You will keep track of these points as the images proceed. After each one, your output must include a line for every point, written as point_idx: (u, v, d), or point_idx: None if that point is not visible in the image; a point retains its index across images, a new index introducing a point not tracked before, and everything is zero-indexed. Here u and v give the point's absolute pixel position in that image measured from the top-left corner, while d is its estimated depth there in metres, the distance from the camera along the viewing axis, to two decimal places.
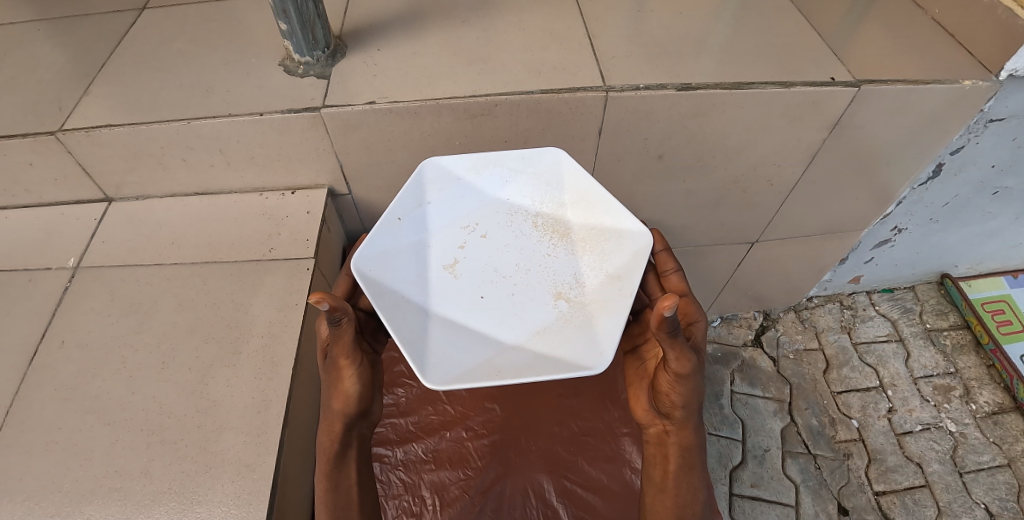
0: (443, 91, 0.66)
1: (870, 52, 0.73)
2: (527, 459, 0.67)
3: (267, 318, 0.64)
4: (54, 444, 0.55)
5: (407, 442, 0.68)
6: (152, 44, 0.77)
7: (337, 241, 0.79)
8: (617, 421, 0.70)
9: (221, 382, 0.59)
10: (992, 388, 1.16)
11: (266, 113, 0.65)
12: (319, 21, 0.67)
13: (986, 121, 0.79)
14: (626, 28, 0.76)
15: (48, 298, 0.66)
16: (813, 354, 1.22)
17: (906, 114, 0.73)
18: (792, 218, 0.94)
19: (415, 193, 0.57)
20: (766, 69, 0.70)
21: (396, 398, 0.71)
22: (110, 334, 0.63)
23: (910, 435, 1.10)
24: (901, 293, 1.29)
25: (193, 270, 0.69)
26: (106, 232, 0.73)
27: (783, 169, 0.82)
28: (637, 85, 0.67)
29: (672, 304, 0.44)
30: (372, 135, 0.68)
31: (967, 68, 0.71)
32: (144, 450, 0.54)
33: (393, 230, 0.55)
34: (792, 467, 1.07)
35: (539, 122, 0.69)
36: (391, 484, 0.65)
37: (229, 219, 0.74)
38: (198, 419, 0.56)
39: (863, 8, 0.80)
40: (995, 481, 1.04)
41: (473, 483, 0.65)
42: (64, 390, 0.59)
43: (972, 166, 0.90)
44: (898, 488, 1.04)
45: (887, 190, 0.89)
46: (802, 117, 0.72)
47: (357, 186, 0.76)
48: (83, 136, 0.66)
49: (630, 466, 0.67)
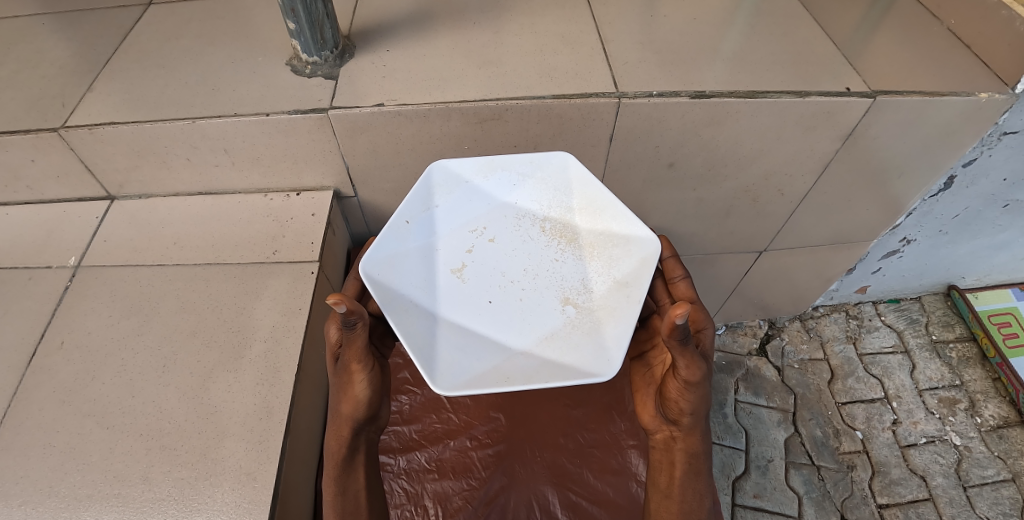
0: (453, 94, 0.65)
1: (886, 62, 0.72)
2: (532, 471, 0.66)
3: (270, 322, 0.63)
4: (51, 448, 0.54)
5: (410, 451, 0.67)
6: (157, 40, 0.76)
7: (341, 244, 0.78)
8: (624, 433, 0.69)
9: (223, 387, 0.58)
10: (997, 402, 1.15)
11: (272, 113, 0.64)
12: (327, 21, 0.66)
13: (1001, 134, 0.78)
14: (638, 33, 0.75)
15: (47, 297, 0.65)
16: (818, 365, 1.21)
17: (921, 125, 0.72)
18: (802, 228, 0.93)
19: (423, 196, 0.56)
20: (780, 77, 0.69)
21: (399, 406, 0.70)
22: (111, 336, 0.62)
23: (915, 448, 1.09)
24: (907, 304, 1.28)
25: (196, 272, 0.68)
26: (108, 232, 0.72)
27: (794, 179, 0.81)
28: (650, 92, 0.66)
29: (684, 312, 0.44)
30: (379, 138, 0.67)
31: (984, 80, 0.70)
32: (143, 456, 0.53)
33: (401, 234, 0.54)
34: (795, 479, 1.06)
35: (550, 127, 0.68)
36: (392, 493, 0.64)
37: (233, 219, 0.73)
38: (199, 426, 0.55)
39: (878, 17, 0.79)
40: (1000, 495, 1.04)
41: (477, 494, 0.64)
42: (63, 392, 0.58)
43: (984, 179, 0.89)
44: (901, 501, 1.04)
45: (898, 202, 0.88)
46: (816, 127, 0.71)
47: (362, 188, 0.74)
48: (86, 133, 0.65)
49: (636, 479, 0.66)
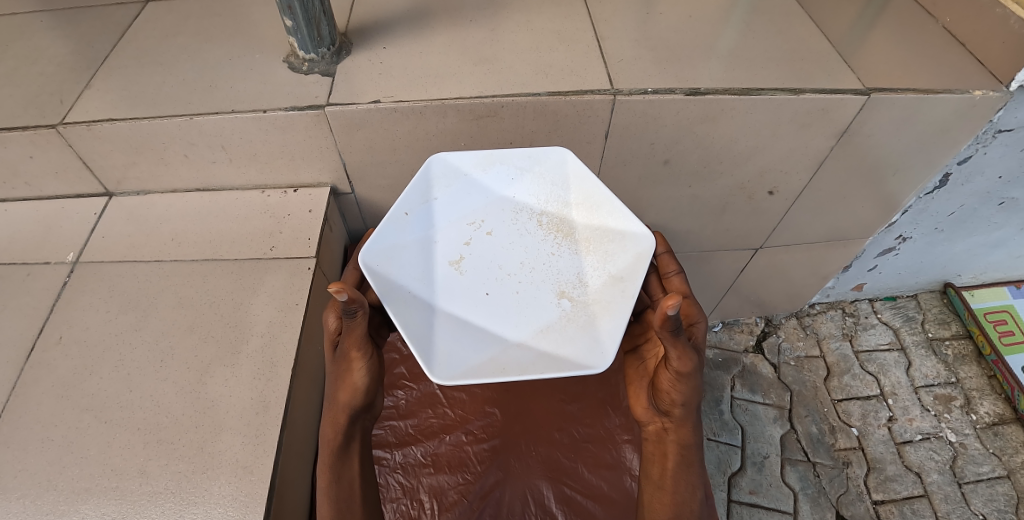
0: (449, 91, 0.66)
1: (880, 60, 0.72)
2: (527, 465, 0.66)
3: (267, 318, 0.63)
4: (50, 441, 0.54)
5: (406, 445, 0.67)
6: (155, 37, 0.76)
7: (338, 240, 0.78)
8: (618, 428, 0.69)
9: (220, 382, 0.58)
10: (993, 399, 1.15)
11: (269, 110, 0.64)
12: (324, 19, 0.66)
13: (996, 132, 0.78)
14: (633, 30, 0.75)
15: (45, 293, 0.66)
16: (815, 362, 1.21)
17: (915, 123, 0.72)
18: (797, 225, 0.93)
19: (423, 189, 0.56)
20: (775, 75, 0.69)
21: (395, 400, 0.70)
22: (108, 331, 0.62)
23: (910, 445, 1.10)
24: (904, 301, 1.29)
25: (193, 268, 0.68)
26: (106, 227, 0.72)
27: (789, 177, 0.81)
28: (646, 89, 0.66)
29: (675, 303, 0.44)
30: (376, 135, 0.67)
31: (978, 77, 0.70)
32: (141, 449, 0.54)
33: (400, 225, 0.54)
34: (791, 475, 1.07)
35: (546, 124, 0.68)
36: (389, 487, 0.64)
37: (230, 216, 0.73)
38: (196, 420, 0.56)
39: (873, 15, 0.79)
40: (994, 492, 1.04)
41: (472, 488, 0.65)
42: (61, 386, 0.58)
43: (979, 177, 0.89)
44: (896, 497, 1.04)
45: (893, 199, 0.89)
46: (810, 125, 0.71)
47: (359, 185, 0.75)
48: (84, 130, 0.66)
49: (630, 473, 0.66)
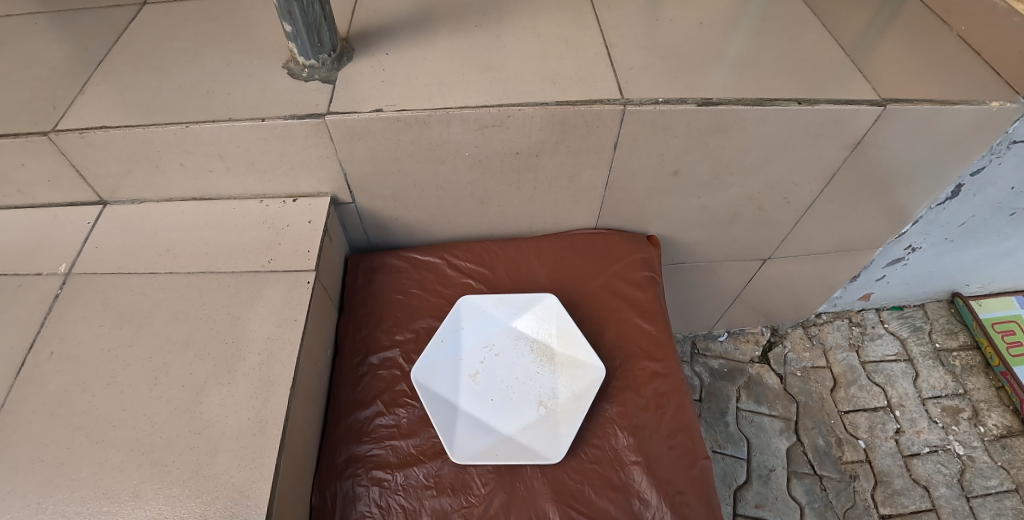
0: (454, 99, 0.64)
1: (895, 69, 0.70)
2: (533, 487, 0.60)
3: (265, 334, 0.61)
4: (38, 463, 0.52)
5: (407, 466, 0.62)
6: (151, 41, 0.74)
7: (338, 251, 0.77)
8: (627, 448, 0.63)
9: (216, 401, 0.57)
10: (1001, 411, 1.14)
11: (267, 118, 0.63)
12: (325, 24, 0.64)
13: (1010, 143, 0.76)
14: (642, 37, 0.73)
15: (37, 305, 0.64)
16: (821, 372, 1.20)
17: (930, 135, 0.71)
18: (806, 236, 0.92)
19: (454, 322, 0.73)
20: (789, 84, 0.67)
21: (396, 419, 0.65)
22: (100, 346, 0.61)
23: (918, 458, 1.08)
24: (911, 311, 1.28)
25: (189, 280, 0.66)
26: (100, 237, 0.70)
27: (799, 188, 0.79)
28: (656, 99, 0.64)
29: None
30: (378, 144, 0.65)
31: (994, 87, 0.68)
32: (134, 471, 0.52)
33: (435, 347, 0.70)
34: (798, 489, 1.05)
35: (553, 134, 0.66)
36: (389, 511, 0.59)
37: (228, 226, 0.71)
38: (191, 441, 0.54)
39: (887, 22, 0.78)
40: (1003, 506, 1.02)
41: (475, 512, 0.59)
42: (52, 404, 0.56)
43: (991, 188, 0.87)
44: (904, 512, 1.02)
45: (905, 210, 0.87)
46: (823, 135, 0.70)
47: (360, 194, 0.73)
48: (77, 137, 0.64)
49: (639, 496, 0.61)
